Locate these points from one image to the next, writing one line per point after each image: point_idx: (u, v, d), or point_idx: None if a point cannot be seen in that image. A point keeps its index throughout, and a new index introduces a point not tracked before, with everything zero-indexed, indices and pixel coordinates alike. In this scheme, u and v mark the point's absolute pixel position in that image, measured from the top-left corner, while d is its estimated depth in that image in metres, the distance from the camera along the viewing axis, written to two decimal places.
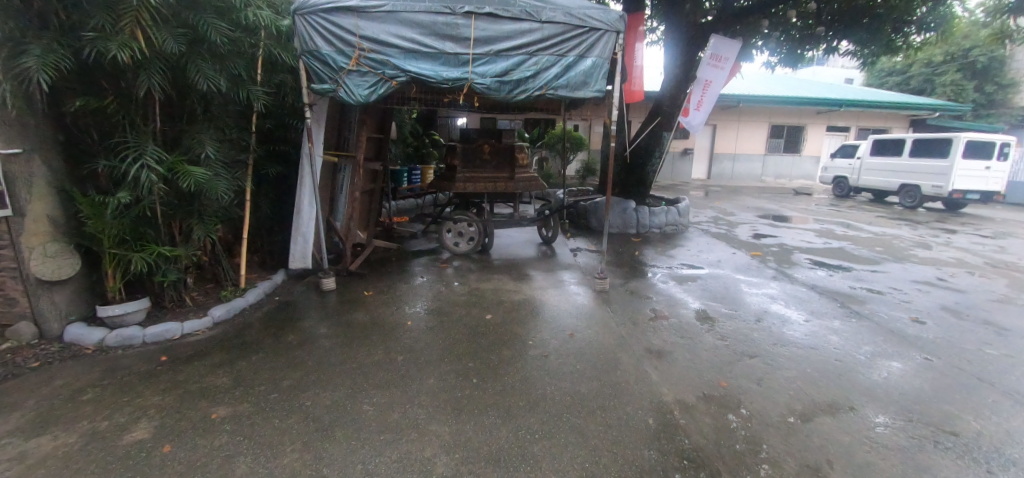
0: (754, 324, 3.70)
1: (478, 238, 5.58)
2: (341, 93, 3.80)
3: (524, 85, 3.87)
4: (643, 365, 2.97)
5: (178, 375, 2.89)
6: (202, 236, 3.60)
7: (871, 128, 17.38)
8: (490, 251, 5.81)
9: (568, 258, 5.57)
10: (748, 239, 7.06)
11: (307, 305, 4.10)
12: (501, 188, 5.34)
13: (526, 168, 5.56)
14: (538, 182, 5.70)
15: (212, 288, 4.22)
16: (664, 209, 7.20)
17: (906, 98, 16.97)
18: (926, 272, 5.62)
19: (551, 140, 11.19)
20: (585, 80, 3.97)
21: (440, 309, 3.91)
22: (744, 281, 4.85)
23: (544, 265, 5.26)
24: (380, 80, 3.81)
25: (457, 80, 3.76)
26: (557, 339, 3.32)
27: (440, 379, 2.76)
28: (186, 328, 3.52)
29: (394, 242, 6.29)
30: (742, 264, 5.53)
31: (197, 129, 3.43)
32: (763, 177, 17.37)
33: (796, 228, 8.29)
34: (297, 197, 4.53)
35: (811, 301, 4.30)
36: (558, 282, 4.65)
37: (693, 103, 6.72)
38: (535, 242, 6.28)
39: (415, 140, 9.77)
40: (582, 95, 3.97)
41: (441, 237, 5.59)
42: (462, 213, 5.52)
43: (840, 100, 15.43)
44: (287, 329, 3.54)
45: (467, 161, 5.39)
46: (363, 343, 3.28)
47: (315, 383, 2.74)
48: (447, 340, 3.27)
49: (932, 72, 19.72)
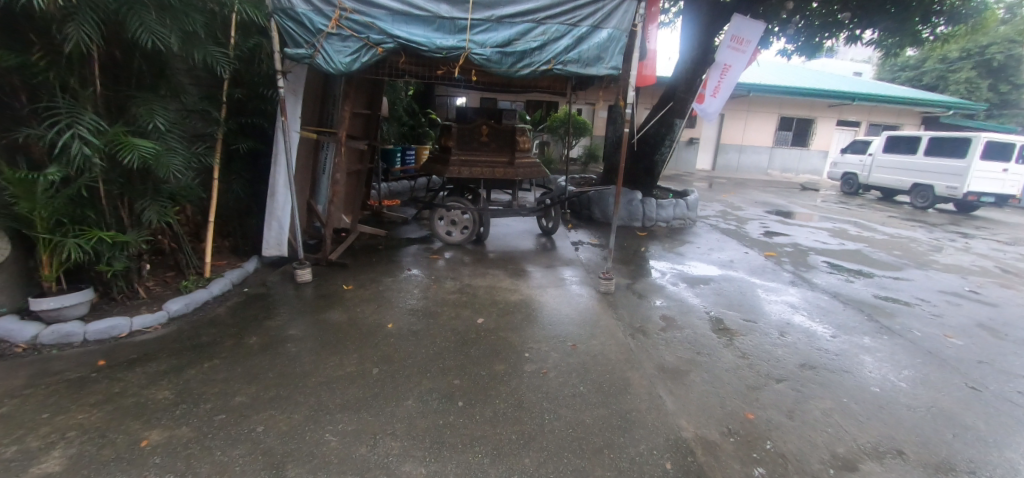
0: (777, 337, 3.31)
1: (472, 227, 5.14)
2: (318, 60, 3.34)
3: (529, 58, 3.38)
4: (657, 388, 2.56)
5: (114, 385, 2.47)
6: (154, 219, 3.14)
7: (882, 123, 16.88)
8: (485, 241, 5.37)
9: (570, 253, 5.13)
10: (759, 236, 6.65)
11: (277, 299, 3.66)
12: (499, 174, 4.87)
13: (526, 153, 5.07)
14: (540, 169, 5.21)
15: (172, 276, 3.79)
16: (672, 202, 6.76)
17: (920, 95, 16.47)
18: (952, 282, 5.23)
19: (553, 124, 10.66)
20: (599, 55, 3.45)
21: (426, 309, 3.49)
22: (761, 286, 4.43)
23: (543, 260, 4.82)
24: (364, 45, 3.34)
25: (452, 49, 3.28)
26: (556, 351, 2.90)
27: (421, 400, 2.35)
28: (136, 324, 3.09)
29: (382, 228, 5.84)
30: (757, 265, 5.11)
31: (145, 96, 2.96)
32: (769, 170, 16.90)
33: (808, 227, 7.89)
34: (272, 178, 4.07)
35: (835, 312, 3.91)
36: (558, 280, 4.21)
37: (709, 89, 6.23)
38: (534, 234, 5.85)
39: (410, 118, 9.27)
40: (594, 72, 3.45)
41: (432, 225, 5.15)
42: (457, 199, 5.06)
43: (853, 94, 14.93)
44: (250, 328, 3.11)
45: (464, 143, 4.92)
46: (334, 349, 2.85)
47: (273, 401, 2.32)
48: (432, 349, 2.85)
49: (946, 67, 19.30)
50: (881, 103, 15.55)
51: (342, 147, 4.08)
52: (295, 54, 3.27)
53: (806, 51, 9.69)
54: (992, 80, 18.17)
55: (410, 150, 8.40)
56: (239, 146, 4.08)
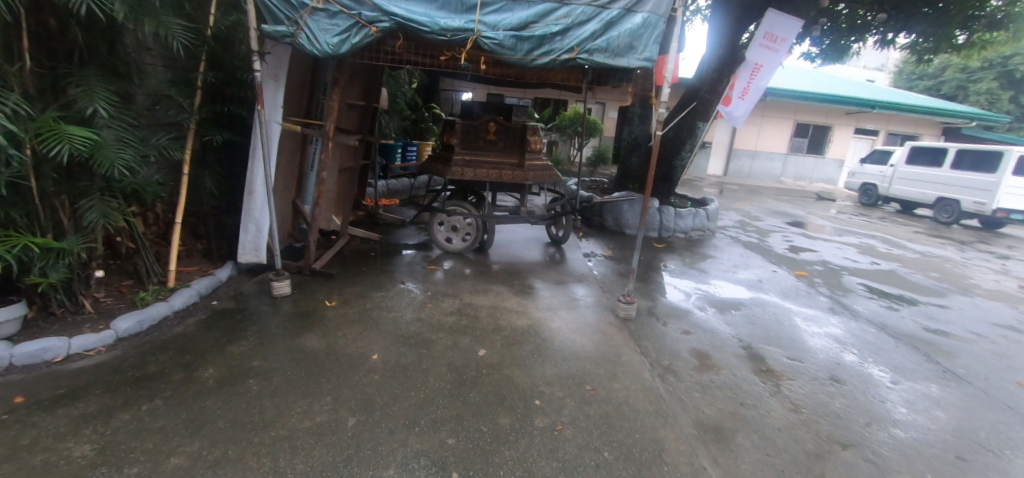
0: (830, 383, 2.81)
1: (475, 235, 4.64)
2: (303, 40, 2.87)
3: (548, 43, 2.87)
4: (698, 457, 2.06)
5: (24, 432, 1.99)
6: (99, 222, 2.69)
7: (901, 133, 16.31)
8: (488, 250, 4.87)
9: (582, 267, 4.63)
10: (785, 252, 6.15)
11: (248, 316, 3.17)
12: (507, 177, 4.35)
13: (538, 154, 4.53)
14: (552, 172, 4.66)
15: (129, 286, 3.31)
16: (691, 211, 6.24)
17: (941, 105, 15.90)
18: (1004, 313, 4.72)
19: (562, 123, 10.15)
20: (631, 44, 2.89)
21: (418, 333, 2.99)
22: (799, 314, 3.93)
23: (552, 274, 4.32)
24: (356, 23, 2.87)
25: (458, 31, 2.78)
26: (573, 398, 2.40)
27: (404, 469, 1.86)
28: (75, 346, 2.62)
29: (377, 231, 5.34)
30: (789, 287, 4.61)
31: (82, 73, 2.48)
32: (783, 178, 16.35)
33: (834, 242, 7.37)
34: (249, 175, 3.57)
35: (888, 350, 3.40)
36: (570, 300, 3.70)
37: (736, 91, 5.72)
38: (542, 242, 5.34)
39: (413, 112, 8.81)
40: (624, 63, 2.89)
41: (430, 231, 4.66)
42: (459, 203, 4.56)
43: (872, 101, 14.39)
44: (208, 356, 2.62)
45: (468, 141, 4.41)
46: (304, 387, 2.36)
47: (214, 465, 1.83)
48: (421, 392, 2.36)
49: (967, 78, 18.82)
50: (902, 112, 14.99)
51: (329, 143, 3.56)
52: (274, 32, 2.80)
53: (832, 56, 9.15)
54: (1015, 92, 17.63)
55: (411, 146, 7.92)
56: (212, 137, 3.60)
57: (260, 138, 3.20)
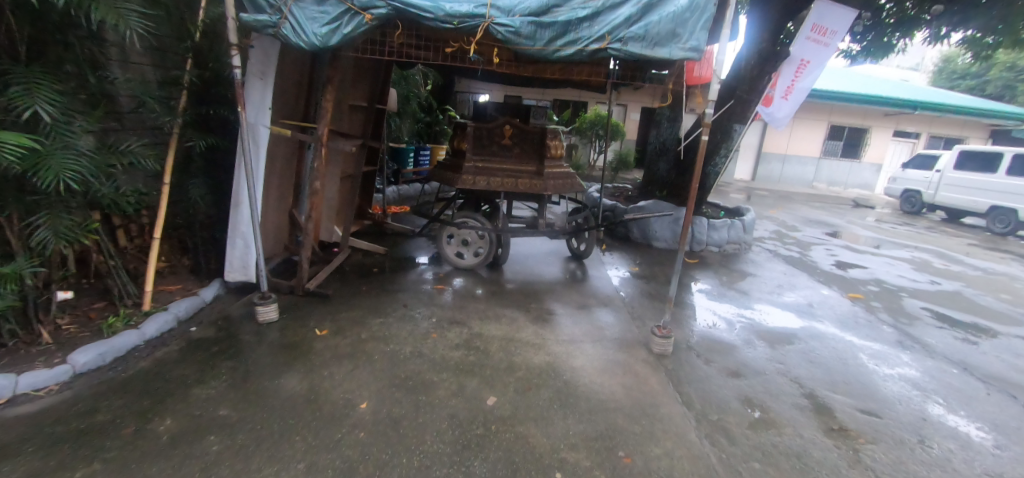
0: (921, 449, 2.29)
1: (488, 249, 4.18)
2: (289, 31, 2.51)
3: (573, 31, 2.42)
4: None
5: None
6: (52, 239, 2.38)
7: (944, 136, 15.32)
8: (503, 266, 4.41)
9: (607, 287, 4.13)
10: (832, 269, 5.55)
11: (227, 346, 2.76)
12: (524, 185, 3.86)
13: (559, 161, 4.04)
14: (574, 180, 4.15)
15: (100, 309, 2.95)
16: (726, 222, 5.68)
17: (990, 106, 14.89)
18: None
19: (583, 126, 9.65)
20: (674, 30, 2.38)
21: (418, 372, 2.55)
22: (864, 351, 3.37)
23: (574, 295, 3.84)
24: (347, 10, 2.48)
25: (466, 18, 2.39)
26: (604, 470, 1.93)
27: None
28: (22, 385, 2.23)
29: (383, 243, 4.94)
30: (845, 314, 4.06)
31: (24, 70, 2.15)
32: (815, 183, 15.53)
33: (884, 256, 6.71)
34: (234, 185, 3.19)
35: (980, 401, 2.85)
36: (595, 330, 3.22)
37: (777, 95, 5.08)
38: (561, 256, 4.87)
39: (426, 115, 8.46)
40: (665, 54, 2.39)
41: (439, 244, 4.22)
42: (471, 215, 4.11)
43: (915, 102, 13.51)
44: (170, 401, 2.22)
45: (481, 146, 3.96)
46: (275, 448, 1.94)
47: None
48: (416, 459, 1.91)
49: (1015, 77, 17.72)
50: (947, 113, 14.05)
51: (323, 149, 3.14)
52: (255, 22, 2.47)
53: (876, 54, 8.46)
54: None
55: (423, 150, 7.56)
56: (196, 141, 3.25)
57: (242, 144, 2.80)
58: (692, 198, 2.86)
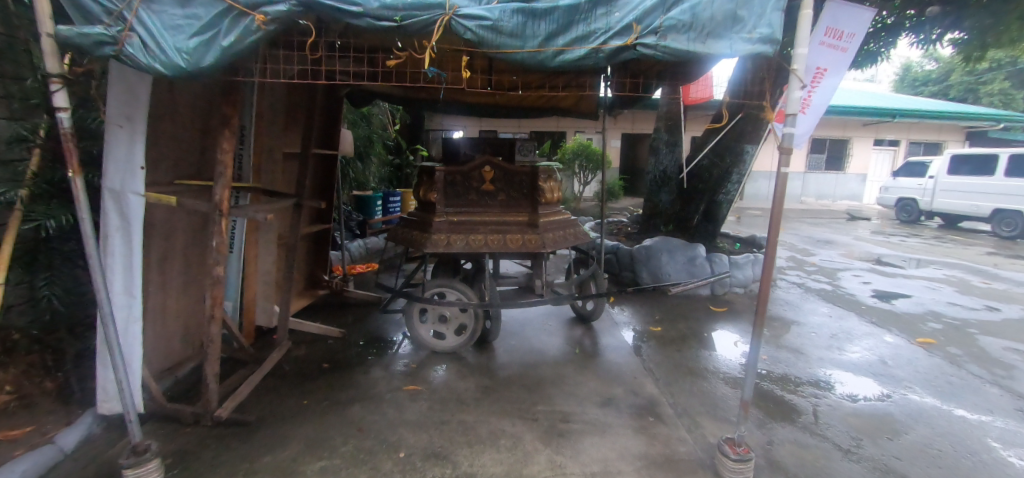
0: None
1: (473, 325, 3.20)
2: (141, 46, 1.61)
3: (579, 23, 1.61)
4: None
5: None
6: None
7: (922, 141, 15.18)
8: (493, 342, 3.44)
9: (630, 362, 3.19)
10: (877, 302, 4.75)
11: None
12: (516, 242, 2.95)
13: (555, 207, 3.17)
14: (576, 228, 3.28)
15: None
16: (748, 257, 4.87)
17: (963, 108, 14.86)
18: None
19: (564, 157, 8.94)
20: (735, 12, 1.55)
21: None
22: (992, 434, 2.51)
23: (591, 381, 2.89)
24: (229, 10, 1.60)
25: (413, 10, 1.56)
26: None
27: None
28: None
29: (340, 320, 3.93)
30: (928, 371, 3.22)
31: None
32: (803, 198, 15.15)
33: (917, 278, 5.97)
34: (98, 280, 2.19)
35: None
36: (633, 444, 2.26)
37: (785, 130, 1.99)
38: (564, 319, 3.93)
39: (395, 157, 7.73)
40: (721, 50, 1.55)
41: (411, 324, 3.23)
42: (447, 283, 3.16)
43: (893, 110, 13.30)
44: None
45: (455, 195, 3.06)
46: None
47: None
48: None
49: (976, 81, 18.04)
50: (925, 119, 13.89)
51: (222, 220, 2.12)
52: (81, 38, 1.56)
53: None
54: None
55: (392, 197, 6.66)
56: (47, 220, 2.22)
57: (83, 225, 1.81)
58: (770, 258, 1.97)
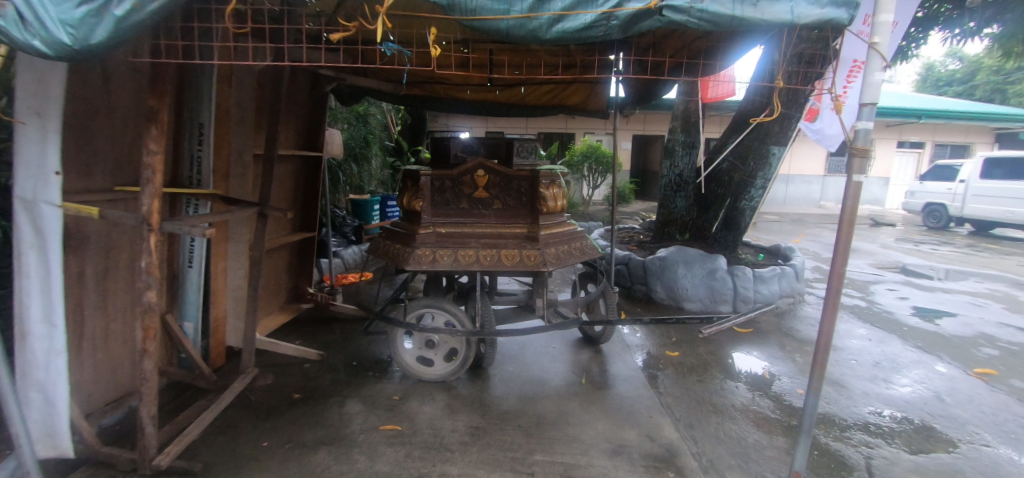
0: None
1: (463, 353, 2.80)
2: (17, 19, 1.23)
3: None
4: None
5: None
6: None
7: (948, 143, 14.51)
8: (488, 370, 3.04)
9: (644, 395, 2.77)
10: (919, 323, 4.26)
11: None
12: (512, 259, 2.55)
13: (558, 217, 2.77)
14: (582, 241, 2.88)
15: None
16: (775, 270, 4.40)
17: (993, 109, 14.17)
18: None
19: (573, 159, 8.53)
20: None
21: None
22: None
23: (599, 422, 2.47)
24: None
25: None
26: None
27: None
28: None
29: (321, 339, 3.56)
30: (995, 412, 2.75)
31: None
32: (823, 202, 14.58)
33: (958, 293, 5.45)
34: None
35: None
36: None
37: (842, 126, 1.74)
38: (568, 340, 3.52)
39: (395, 159, 7.38)
40: (776, 14, 1.32)
41: (393, 350, 2.84)
42: (434, 304, 2.77)
43: (918, 111, 12.69)
44: None
45: (444, 203, 2.69)
46: None
47: None
48: None
49: (1003, 80, 17.28)
50: (952, 120, 13.24)
51: (150, 236, 1.74)
52: None
53: None
54: None
55: (390, 200, 6.29)
56: None
57: None
58: (835, 284, 1.60)
